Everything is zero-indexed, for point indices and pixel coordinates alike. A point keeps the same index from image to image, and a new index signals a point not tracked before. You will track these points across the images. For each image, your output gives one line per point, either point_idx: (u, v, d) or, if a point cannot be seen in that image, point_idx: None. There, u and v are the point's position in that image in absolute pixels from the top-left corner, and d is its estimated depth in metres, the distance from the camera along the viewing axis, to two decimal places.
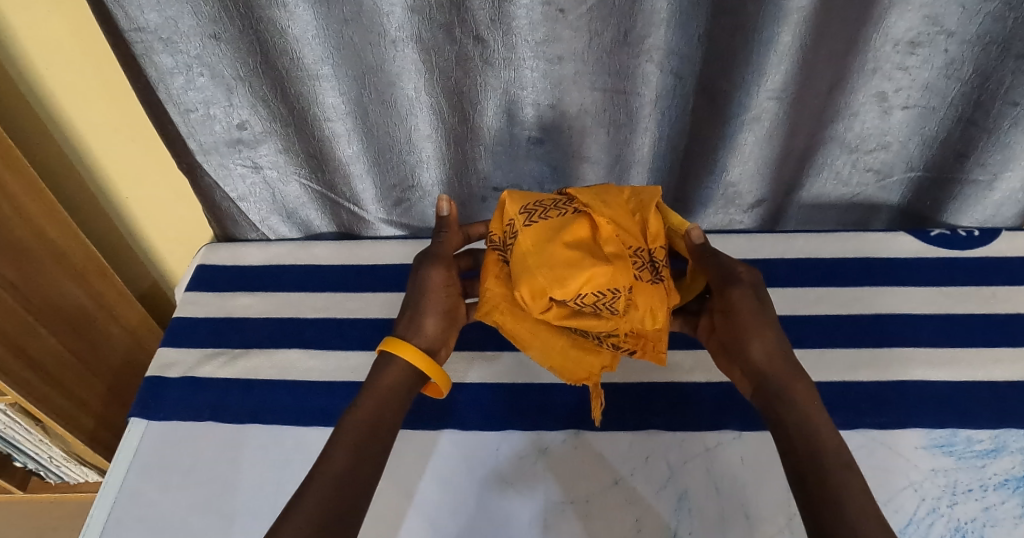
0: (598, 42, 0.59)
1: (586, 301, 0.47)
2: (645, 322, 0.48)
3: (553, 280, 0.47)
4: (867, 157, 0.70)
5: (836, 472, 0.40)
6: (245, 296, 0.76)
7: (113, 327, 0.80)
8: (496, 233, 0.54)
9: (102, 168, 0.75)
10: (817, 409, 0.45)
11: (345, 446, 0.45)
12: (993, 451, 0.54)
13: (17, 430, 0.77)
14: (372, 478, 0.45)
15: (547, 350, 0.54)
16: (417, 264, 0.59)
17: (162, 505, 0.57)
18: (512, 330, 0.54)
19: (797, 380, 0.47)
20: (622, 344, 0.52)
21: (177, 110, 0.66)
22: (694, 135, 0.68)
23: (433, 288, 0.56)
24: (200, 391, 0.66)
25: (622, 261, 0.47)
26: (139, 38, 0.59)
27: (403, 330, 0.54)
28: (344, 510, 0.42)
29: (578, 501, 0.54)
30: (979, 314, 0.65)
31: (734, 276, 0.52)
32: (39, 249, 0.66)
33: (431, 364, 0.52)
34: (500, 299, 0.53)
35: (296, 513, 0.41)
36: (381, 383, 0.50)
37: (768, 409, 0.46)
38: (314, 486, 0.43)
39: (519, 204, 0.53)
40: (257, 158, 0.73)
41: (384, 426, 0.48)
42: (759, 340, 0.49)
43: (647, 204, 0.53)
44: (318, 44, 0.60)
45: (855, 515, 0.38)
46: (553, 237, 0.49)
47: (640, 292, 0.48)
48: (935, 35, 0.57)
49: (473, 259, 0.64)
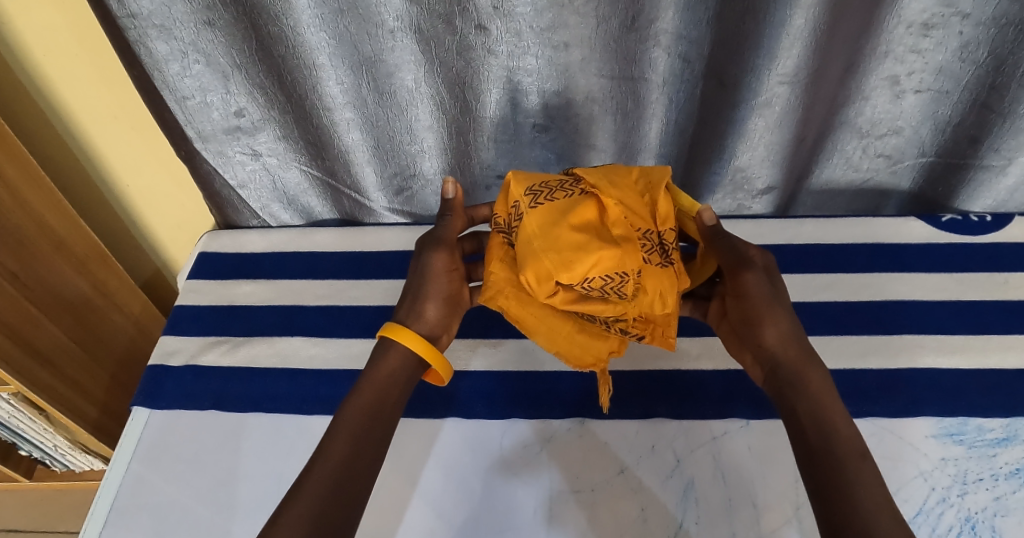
0: (605, 28, 0.57)
1: (593, 285, 0.47)
2: (654, 307, 0.47)
3: (559, 264, 0.46)
4: (878, 142, 0.69)
5: (850, 463, 0.40)
6: (247, 284, 0.75)
7: (115, 317, 0.79)
8: (498, 216, 0.53)
9: (101, 155, 0.74)
10: (831, 399, 0.44)
11: (345, 435, 0.45)
12: (1004, 440, 0.54)
13: (21, 419, 0.77)
14: (372, 471, 0.45)
15: (553, 336, 0.53)
16: (419, 248, 0.58)
17: (165, 494, 0.57)
18: (517, 314, 0.53)
19: (810, 365, 0.46)
20: (630, 329, 0.51)
21: (174, 97, 0.65)
22: (702, 120, 0.67)
23: (435, 273, 0.55)
24: (203, 380, 0.66)
25: (631, 244, 0.47)
26: (133, 25, 0.58)
27: (404, 316, 0.54)
28: (344, 503, 0.42)
29: (583, 490, 0.53)
30: (991, 301, 0.64)
31: (747, 259, 0.51)
32: (40, 238, 0.66)
33: (430, 350, 0.52)
34: (505, 283, 0.52)
35: (294, 506, 0.40)
36: (379, 373, 0.49)
37: (780, 395, 0.46)
38: (311, 479, 0.42)
39: (524, 185, 0.52)
40: (257, 145, 0.72)
41: (383, 416, 0.48)
42: (772, 325, 0.48)
43: (657, 185, 0.51)
44: (315, 32, 0.59)
45: (870, 507, 0.37)
46: (559, 219, 0.48)
47: (649, 276, 0.47)
48: (950, 17, 0.55)
49: (477, 243, 0.64)
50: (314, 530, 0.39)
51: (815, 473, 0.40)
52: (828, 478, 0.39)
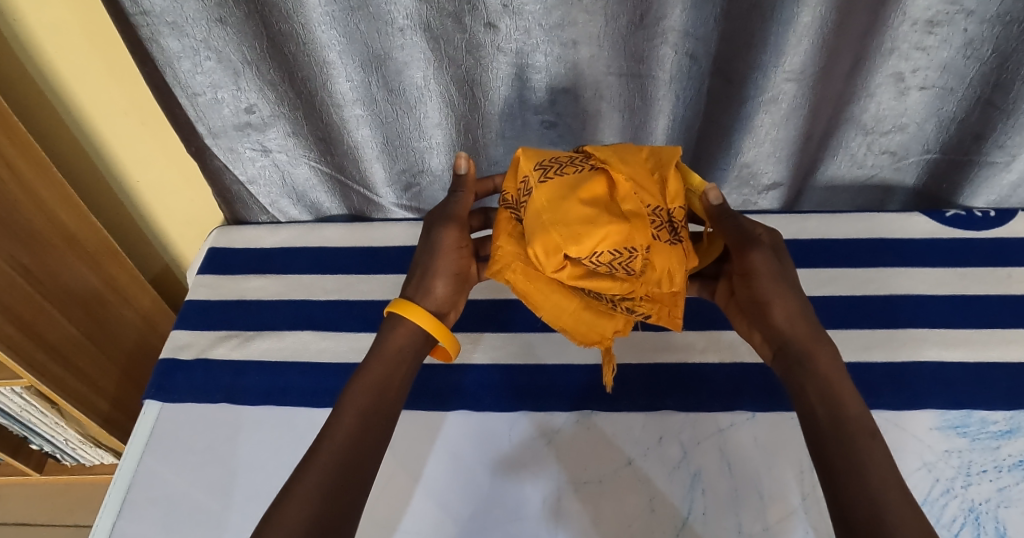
0: (614, 26, 0.58)
1: (601, 260, 0.47)
2: (661, 284, 0.48)
3: (569, 237, 0.46)
4: (882, 139, 0.70)
5: (860, 441, 0.41)
6: (257, 278, 0.76)
7: (126, 311, 0.80)
8: (508, 192, 0.53)
9: (112, 152, 0.75)
10: (840, 377, 0.45)
11: (355, 410, 0.46)
12: (1007, 432, 0.54)
13: (33, 412, 0.79)
14: (381, 445, 0.46)
15: (559, 313, 0.53)
16: (429, 222, 0.58)
17: (176, 487, 0.58)
18: (523, 290, 0.52)
19: (819, 344, 0.47)
20: (636, 308, 0.50)
21: (185, 94, 0.66)
22: (709, 116, 0.68)
23: (444, 249, 0.56)
24: (214, 373, 0.66)
25: (640, 220, 0.47)
26: (145, 22, 0.58)
27: (411, 292, 0.54)
28: (354, 474, 0.43)
29: (591, 481, 0.54)
30: (994, 295, 0.65)
31: (752, 237, 0.51)
32: (52, 233, 0.66)
33: (439, 327, 0.52)
34: (513, 258, 0.51)
35: (305, 476, 0.42)
36: (388, 348, 0.50)
37: (789, 373, 0.47)
38: (321, 452, 0.43)
39: (533, 161, 0.52)
40: (266, 142, 0.73)
41: (393, 390, 0.49)
42: (779, 303, 0.49)
43: (667, 163, 0.52)
44: (325, 30, 0.59)
45: (879, 484, 0.38)
46: (568, 193, 0.48)
47: (658, 252, 0.47)
48: (954, 14, 0.56)
49: (485, 219, 0.65)
50: (326, 502, 0.41)
51: (824, 448, 0.41)
52: (840, 455, 0.40)
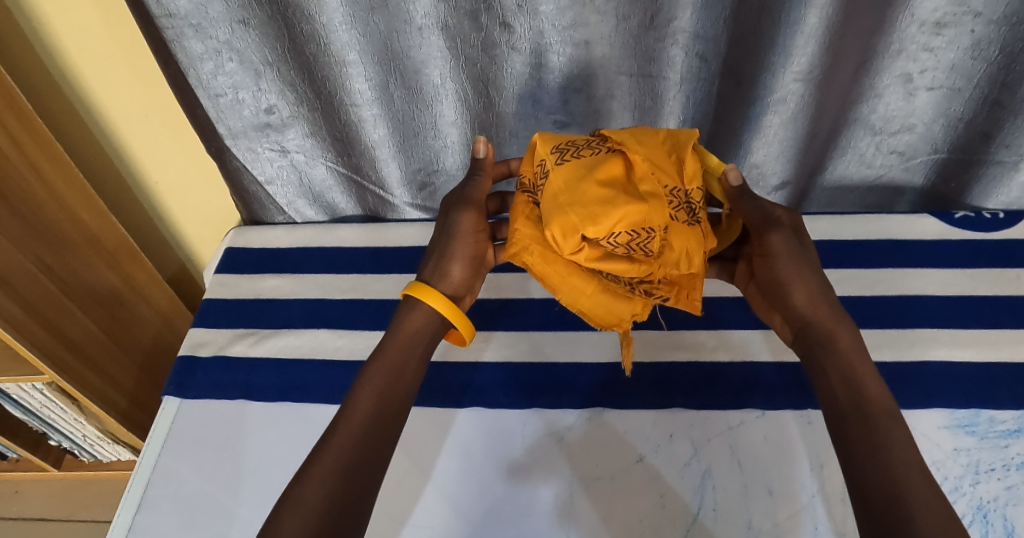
0: (626, 25, 0.59)
1: (619, 241, 0.48)
2: (679, 265, 0.49)
3: (586, 218, 0.47)
4: (890, 139, 0.70)
5: (882, 424, 0.42)
6: (273, 277, 0.77)
7: (145, 309, 0.82)
8: (526, 176, 0.54)
9: (132, 153, 0.76)
10: (861, 360, 0.46)
11: (371, 393, 0.47)
12: (1016, 431, 0.55)
13: (54, 408, 0.80)
14: (395, 430, 0.47)
15: (576, 296, 0.53)
16: (445, 207, 0.59)
17: (192, 483, 0.59)
18: (542, 272, 0.53)
19: (840, 325, 0.48)
20: (655, 291, 0.51)
21: (207, 95, 0.67)
22: (718, 116, 0.69)
23: (462, 233, 0.56)
24: (231, 370, 0.67)
25: (657, 201, 0.48)
26: (170, 24, 0.60)
27: (428, 275, 0.55)
28: (369, 458, 0.44)
29: (602, 477, 0.55)
30: (1002, 296, 0.65)
31: (773, 219, 0.51)
32: (73, 232, 0.68)
33: (453, 310, 0.53)
34: (530, 240, 0.52)
35: (321, 460, 0.43)
36: (404, 330, 0.51)
37: (808, 354, 0.48)
38: (338, 434, 0.44)
39: (549, 145, 0.53)
40: (285, 142, 0.74)
41: (408, 371, 0.50)
42: (799, 284, 0.50)
43: (684, 145, 0.52)
44: (345, 30, 0.60)
45: (897, 465, 0.39)
46: (585, 175, 0.49)
47: (675, 233, 0.48)
48: (961, 15, 0.56)
49: (501, 203, 0.67)
50: (343, 484, 0.42)
51: (841, 434, 0.42)
52: (859, 441, 0.41)
